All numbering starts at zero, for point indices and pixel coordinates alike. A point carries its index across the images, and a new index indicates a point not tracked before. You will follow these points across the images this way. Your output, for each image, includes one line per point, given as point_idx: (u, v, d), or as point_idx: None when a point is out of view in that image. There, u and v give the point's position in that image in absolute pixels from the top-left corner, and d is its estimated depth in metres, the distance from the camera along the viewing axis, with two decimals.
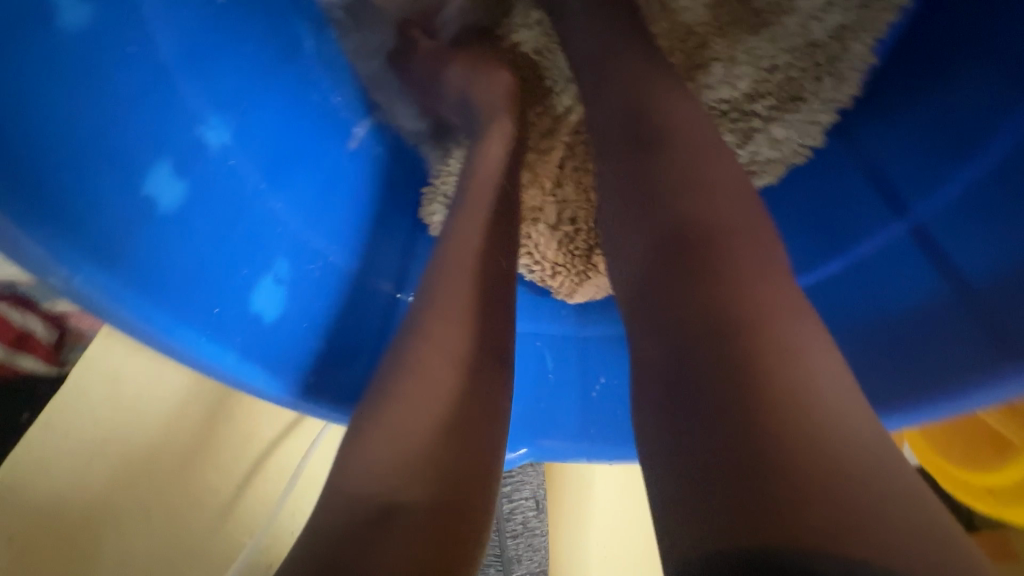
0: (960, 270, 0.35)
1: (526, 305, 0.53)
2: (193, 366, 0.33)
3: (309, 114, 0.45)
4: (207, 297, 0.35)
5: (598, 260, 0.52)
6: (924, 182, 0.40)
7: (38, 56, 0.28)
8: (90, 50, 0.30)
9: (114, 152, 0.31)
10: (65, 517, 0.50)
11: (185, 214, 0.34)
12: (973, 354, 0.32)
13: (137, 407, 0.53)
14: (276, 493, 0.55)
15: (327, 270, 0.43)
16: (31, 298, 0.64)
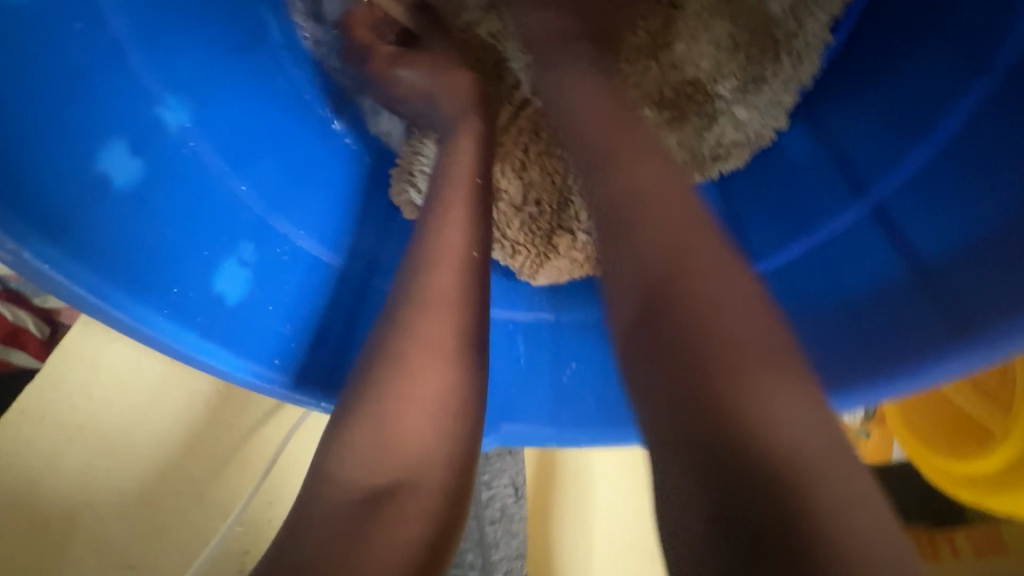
0: (911, 243, 0.36)
1: (504, 292, 0.54)
2: (147, 343, 0.34)
3: (279, 102, 0.46)
4: (163, 277, 0.35)
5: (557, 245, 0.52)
6: (882, 161, 0.40)
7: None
8: (37, 25, 0.31)
9: (65, 131, 0.31)
10: (40, 498, 0.50)
11: (140, 194, 0.35)
12: (919, 328, 0.33)
13: (114, 393, 0.54)
14: (250, 479, 0.56)
15: (293, 253, 0.43)
16: (22, 294, 0.67)
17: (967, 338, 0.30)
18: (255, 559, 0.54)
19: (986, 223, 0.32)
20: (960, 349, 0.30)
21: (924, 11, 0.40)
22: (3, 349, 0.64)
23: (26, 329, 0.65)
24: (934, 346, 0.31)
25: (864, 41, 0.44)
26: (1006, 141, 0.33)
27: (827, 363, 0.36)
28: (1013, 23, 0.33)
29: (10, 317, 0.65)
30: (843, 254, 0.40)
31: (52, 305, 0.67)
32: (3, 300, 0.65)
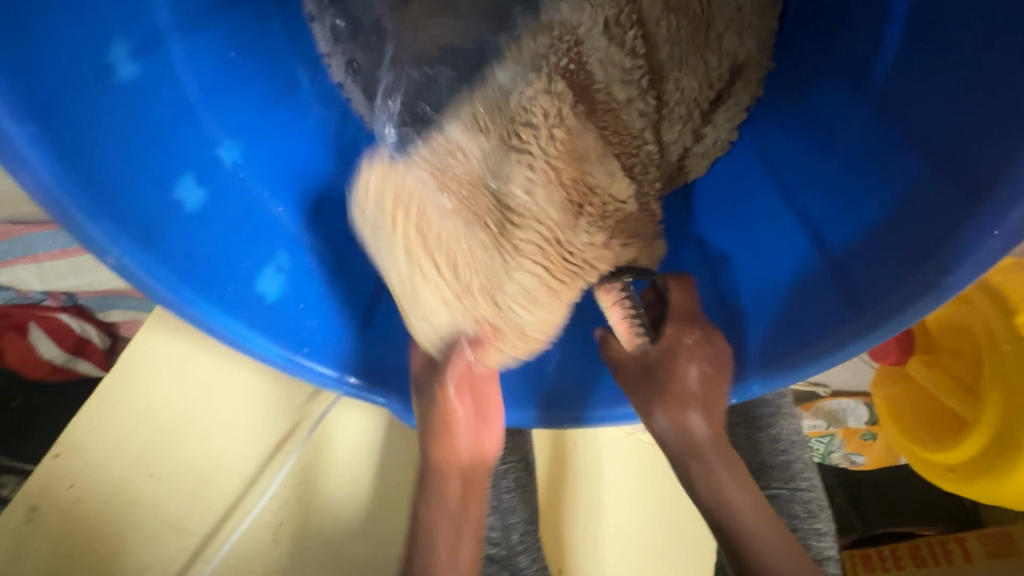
0: (825, 240, 0.43)
1: None
2: (208, 330, 0.44)
3: (311, 140, 0.56)
4: (222, 281, 0.45)
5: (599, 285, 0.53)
6: (805, 172, 0.47)
7: (98, 98, 0.38)
8: (134, 92, 0.40)
9: (152, 168, 0.41)
10: (111, 470, 0.59)
11: (205, 215, 0.44)
12: (830, 311, 0.40)
13: (171, 384, 0.64)
14: (284, 459, 0.64)
15: (321, 262, 0.53)
16: (87, 309, 0.84)
17: (858, 322, 0.37)
18: (288, 531, 0.63)
19: (874, 221, 0.40)
20: (855, 334, 0.37)
21: (827, 52, 0.48)
22: (70, 357, 0.82)
23: (89, 340, 0.83)
24: (842, 325, 0.38)
25: (784, 78, 0.52)
26: (882, 153, 0.40)
27: (766, 348, 0.44)
28: (880, 61, 0.41)
29: (79, 330, 0.82)
30: (776, 254, 0.47)
31: (113, 319, 0.84)
32: (73, 315, 0.83)
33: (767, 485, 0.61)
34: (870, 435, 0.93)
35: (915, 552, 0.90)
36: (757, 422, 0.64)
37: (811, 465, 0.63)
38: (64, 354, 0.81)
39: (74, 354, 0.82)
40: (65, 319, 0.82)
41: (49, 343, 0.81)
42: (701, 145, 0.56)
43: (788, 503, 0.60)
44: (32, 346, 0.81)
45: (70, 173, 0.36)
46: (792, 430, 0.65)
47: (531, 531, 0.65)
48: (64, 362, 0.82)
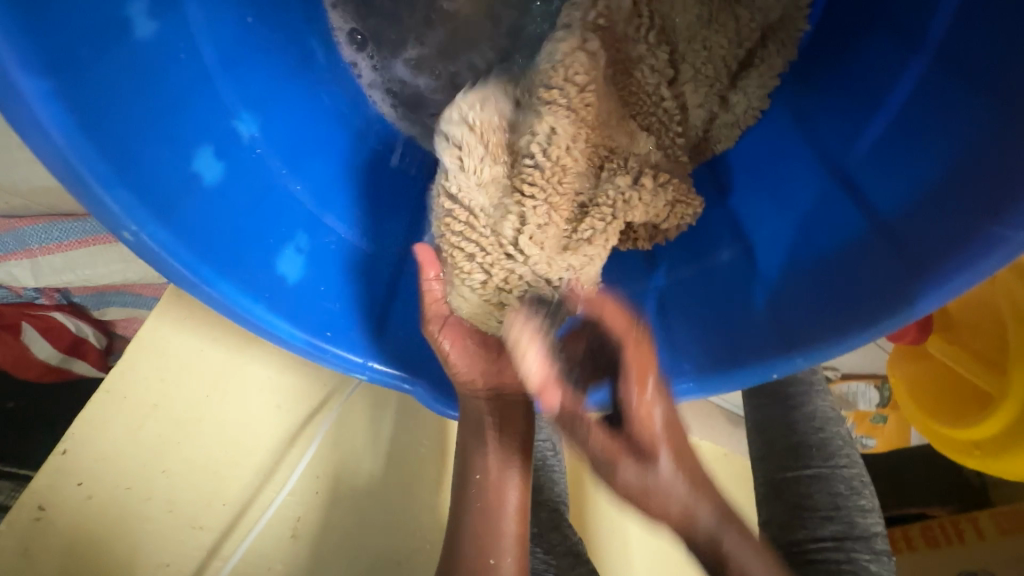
0: (873, 205, 0.42)
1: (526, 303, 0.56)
2: (226, 312, 0.41)
3: (328, 116, 0.53)
4: (242, 261, 0.43)
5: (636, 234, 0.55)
6: (849, 141, 0.46)
7: (112, 59, 0.35)
8: (150, 53, 0.38)
9: (169, 136, 0.38)
10: (122, 466, 0.57)
11: (223, 190, 0.42)
12: (885, 275, 0.39)
13: (183, 377, 0.61)
14: (302, 450, 0.62)
15: (341, 244, 0.51)
16: (82, 307, 0.82)
17: (916, 286, 0.36)
18: (306, 526, 0.61)
19: (929, 183, 0.38)
20: (913, 298, 0.36)
21: (866, 16, 0.47)
22: (65, 358, 0.81)
23: (85, 340, 0.82)
24: (901, 289, 0.37)
25: (818, 47, 0.52)
26: (935, 113, 0.39)
27: (809, 320, 0.43)
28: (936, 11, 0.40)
29: (74, 329, 0.81)
30: (818, 223, 0.46)
31: (109, 317, 0.83)
32: (67, 314, 0.80)
33: (807, 463, 0.60)
34: (881, 417, 0.91)
35: (927, 534, 0.86)
36: (790, 401, 0.64)
37: (849, 441, 0.62)
38: (58, 354, 0.80)
39: (69, 354, 0.81)
40: (60, 318, 0.79)
41: (44, 344, 0.79)
42: (732, 114, 0.55)
43: (830, 481, 0.58)
44: (26, 345, 0.78)
45: (87, 138, 0.33)
46: (828, 408, 0.64)
47: (560, 511, 0.62)
48: (59, 362, 0.80)
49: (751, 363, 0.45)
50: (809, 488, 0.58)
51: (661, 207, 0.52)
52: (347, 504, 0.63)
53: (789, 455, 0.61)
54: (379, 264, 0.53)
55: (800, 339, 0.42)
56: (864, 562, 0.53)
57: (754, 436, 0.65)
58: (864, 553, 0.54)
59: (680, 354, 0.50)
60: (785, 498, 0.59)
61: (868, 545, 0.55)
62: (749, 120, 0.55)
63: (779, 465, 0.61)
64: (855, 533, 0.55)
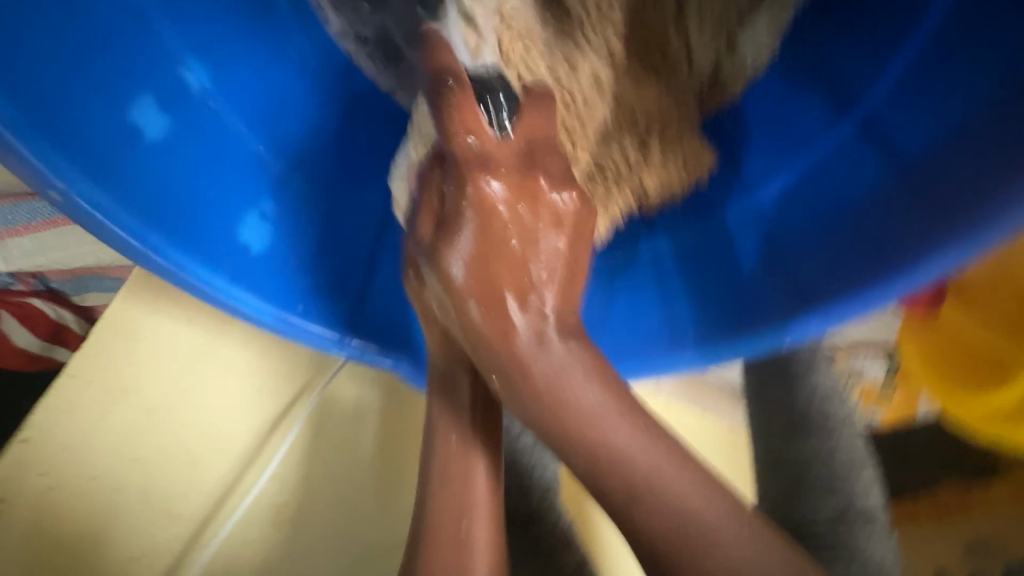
0: (899, 148, 0.38)
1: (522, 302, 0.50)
2: (178, 283, 0.37)
3: (295, 71, 0.49)
4: (194, 226, 0.38)
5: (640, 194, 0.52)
6: (868, 78, 0.42)
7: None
8: None
9: (98, 83, 0.34)
10: (91, 454, 0.54)
11: (169, 146, 0.38)
12: (915, 224, 0.34)
13: (155, 360, 0.58)
14: (282, 435, 0.59)
15: (312, 210, 0.47)
16: (61, 294, 0.76)
17: (948, 230, 0.32)
18: (291, 513, 0.58)
19: (963, 118, 0.34)
20: (943, 243, 0.32)
21: None
22: (47, 346, 0.74)
23: (66, 327, 0.75)
24: (933, 237, 0.33)
25: None
26: (973, 39, 0.35)
27: (824, 280, 0.39)
28: None
29: (54, 315, 0.74)
30: (837, 173, 0.42)
31: (90, 302, 0.76)
32: (46, 300, 0.75)
33: (810, 439, 0.57)
34: None
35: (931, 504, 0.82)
36: (793, 373, 0.60)
37: (851, 413, 0.60)
38: (39, 343, 0.73)
39: (51, 342, 0.74)
40: (37, 305, 0.74)
41: (24, 332, 0.73)
42: (739, 60, 0.50)
43: (831, 457, 0.57)
44: (2, 334, 0.72)
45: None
46: (831, 382, 0.61)
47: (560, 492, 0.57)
48: (41, 351, 0.74)
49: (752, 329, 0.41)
50: (811, 463, 0.56)
51: (674, 170, 0.52)
52: (334, 490, 0.60)
53: (788, 433, 0.58)
54: (356, 233, 0.49)
55: (812, 300, 0.38)
56: (864, 540, 0.53)
57: (754, 411, 0.60)
58: (863, 536, 0.53)
59: (683, 323, 0.46)
60: (787, 474, 0.57)
61: (867, 520, 0.55)
62: (758, 66, 0.50)
63: (782, 440, 0.58)
64: (856, 509, 0.55)
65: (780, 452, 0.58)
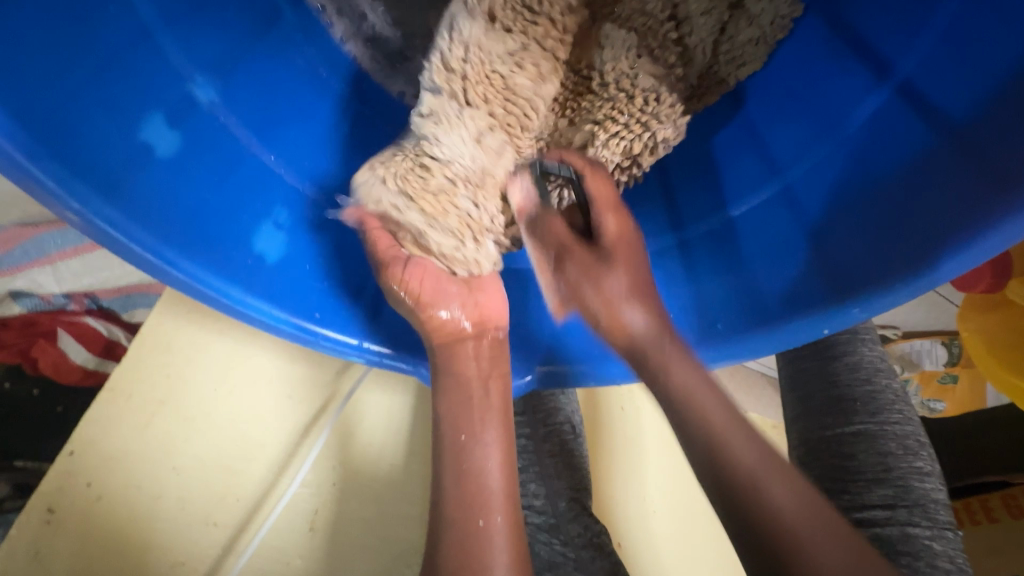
0: (939, 110, 0.35)
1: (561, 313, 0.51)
2: (201, 298, 0.38)
3: (301, 80, 0.49)
4: (208, 239, 0.39)
5: (640, 159, 0.51)
6: (899, 37, 0.38)
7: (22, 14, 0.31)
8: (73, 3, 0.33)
9: (113, 105, 0.35)
10: (132, 463, 0.56)
11: (182, 162, 0.39)
12: (965, 192, 0.32)
13: (188, 372, 0.60)
14: (312, 441, 0.60)
15: (325, 218, 0.47)
16: (112, 312, 0.77)
17: (991, 207, 0.30)
18: (324, 519, 0.58)
19: (1010, 74, 0.31)
20: (992, 220, 0.30)
21: None
22: (101, 361, 0.74)
23: (118, 342, 0.75)
24: (997, 201, 0.30)
25: None
26: None
27: (862, 262, 0.37)
28: None
29: (107, 333, 0.75)
30: (872, 141, 0.39)
31: (137, 318, 0.76)
32: (99, 319, 0.76)
33: (853, 418, 0.52)
34: (951, 377, 0.76)
35: (1008, 503, 0.73)
36: (831, 352, 0.56)
37: (901, 396, 0.55)
38: (95, 358, 0.74)
39: (105, 357, 0.75)
40: (93, 324, 0.75)
41: (80, 349, 0.74)
42: (757, 27, 0.48)
43: (877, 439, 0.51)
44: (62, 352, 0.74)
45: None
46: (875, 358, 0.56)
47: (581, 498, 0.56)
48: (97, 365, 0.74)
49: (793, 319, 0.39)
50: (861, 447, 0.50)
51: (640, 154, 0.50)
52: (367, 496, 0.60)
53: (829, 414, 0.53)
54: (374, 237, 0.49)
55: (851, 287, 0.36)
56: (923, 539, 0.45)
57: (791, 397, 0.57)
58: (924, 523, 0.46)
59: (700, 312, 0.45)
60: (825, 457, 0.52)
61: (926, 513, 0.47)
62: (778, 32, 0.47)
63: (818, 423, 0.54)
64: (909, 500, 0.48)
65: (820, 433, 0.53)
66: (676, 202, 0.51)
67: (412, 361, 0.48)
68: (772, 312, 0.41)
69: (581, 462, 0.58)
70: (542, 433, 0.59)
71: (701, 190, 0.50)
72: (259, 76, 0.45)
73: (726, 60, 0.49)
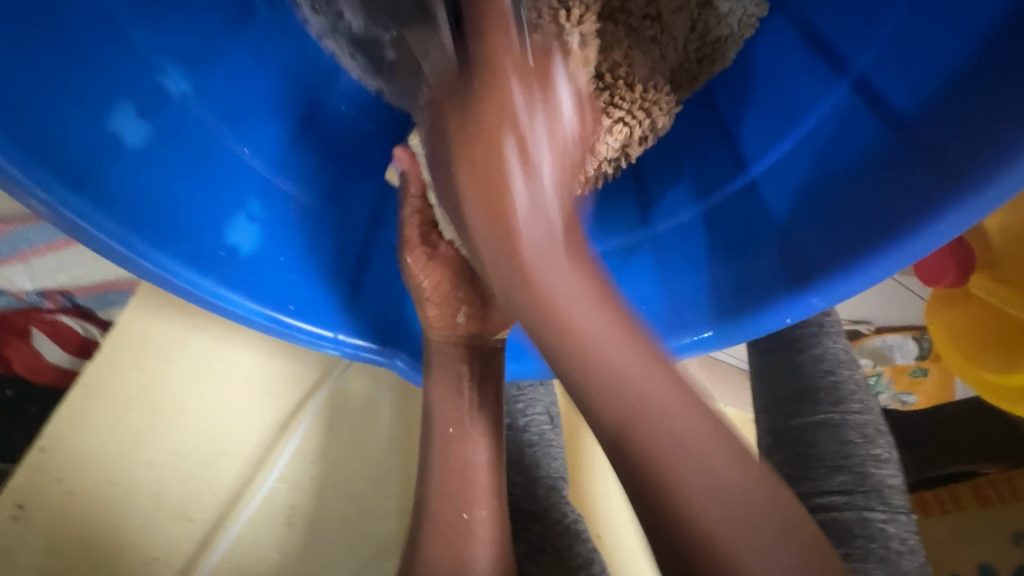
0: (893, 106, 0.36)
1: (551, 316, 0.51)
2: (173, 289, 0.39)
3: (276, 74, 0.49)
4: (180, 230, 0.39)
5: (633, 148, 0.51)
6: (858, 36, 0.40)
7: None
8: None
9: (82, 96, 0.35)
10: (106, 459, 0.55)
11: (153, 154, 0.39)
12: (914, 184, 0.34)
13: (163, 367, 0.59)
14: (290, 436, 0.60)
15: (301, 211, 0.47)
16: (88, 309, 0.76)
17: (938, 198, 0.32)
18: (302, 514, 0.58)
19: (956, 72, 0.33)
20: (936, 211, 0.32)
21: None
22: (76, 359, 0.74)
23: (93, 340, 0.75)
24: (943, 193, 0.31)
25: None
26: None
27: (820, 253, 0.38)
28: None
29: (81, 330, 0.74)
30: (832, 136, 0.40)
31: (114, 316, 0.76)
32: (74, 317, 0.75)
33: (817, 408, 0.54)
34: (921, 370, 0.78)
35: (977, 494, 0.75)
36: (798, 345, 0.58)
37: (863, 385, 0.56)
38: (69, 357, 0.73)
39: (81, 356, 0.74)
40: (66, 322, 0.74)
41: (53, 347, 0.73)
42: (725, 26, 0.49)
43: (839, 428, 0.53)
44: (34, 350, 0.72)
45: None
46: (840, 348, 0.58)
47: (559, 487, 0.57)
48: (71, 364, 0.73)
49: (758, 310, 0.40)
50: (824, 436, 0.52)
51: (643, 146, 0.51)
52: (346, 491, 0.60)
53: (795, 405, 0.55)
54: (351, 230, 0.49)
55: (811, 275, 0.38)
56: (877, 523, 0.48)
57: (760, 388, 0.59)
58: (881, 507, 0.49)
59: (670, 304, 0.46)
60: (790, 447, 0.53)
61: (881, 497, 0.49)
62: (745, 30, 0.49)
63: (784, 414, 0.55)
64: (866, 485, 0.50)
65: (786, 424, 0.55)
66: (649, 198, 0.52)
67: (388, 354, 0.48)
68: (739, 303, 0.42)
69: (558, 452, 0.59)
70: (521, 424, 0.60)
71: (673, 186, 0.51)
72: (234, 69, 0.45)
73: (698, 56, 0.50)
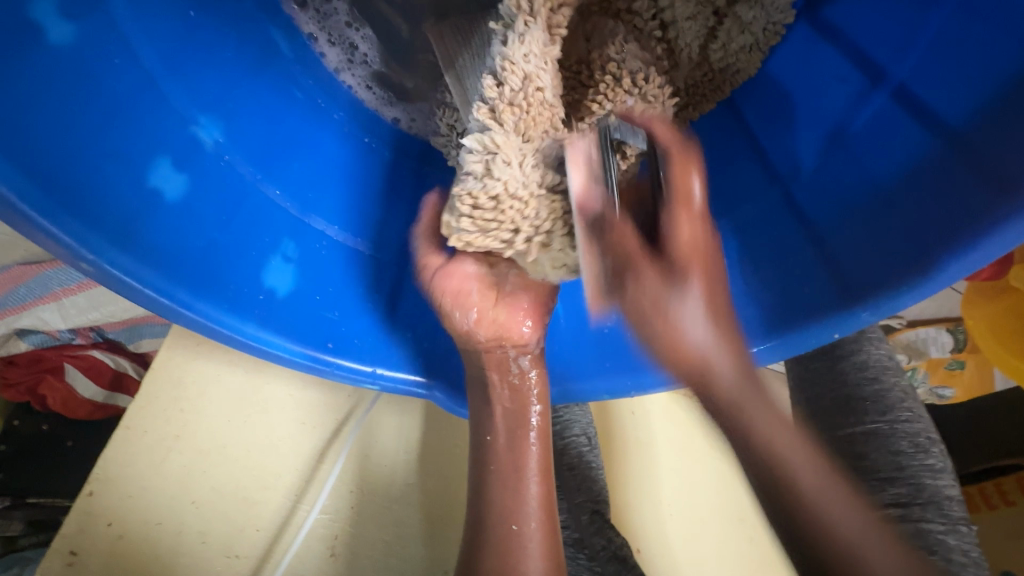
0: (937, 116, 0.35)
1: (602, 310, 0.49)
2: (215, 336, 0.39)
3: (300, 112, 0.49)
4: (219, 278, 0.40)
5: None
6: (894, 44, 0.39)
7: (30, 69, 0.32)
8: (76, 58, 0.34)
9: (120, 155, 0.36)
10: (152, 502, 0.56)
11: (189, 205, 0.39)
12: (964, 199, 0.32)
13: (200, 405, 0.60)
14: (330, 465, 0.60)
15: (332, 248, 0.47)
16: (118, 343, 0.76)
17: (993, 212, 0.31)
18: (343, 546, 0.58)
19: (1003, 83, 0.32)
20: (994, 223, 0.31)
21: None
22: (111, 393, 0.75)
23: (127, 373, 0.76)
24: (995, 210, 0.31)
25: None
26: None
27: (865, 267, 0.37)
28: None
29: (113, 364, 0.74)
30: (872, 146, 0.39)
31: (145, 349, 0.76)
32: (105, 351, 0.74)
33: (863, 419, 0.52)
34: (958, 363, 0.76)
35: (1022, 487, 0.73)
36: (838, 352, 0.57)
37: (909, 392, 0.55)
38: (103, 391, 0.74)
39: (115, 390, 0.75)
40: (99, 356, 0.74)
41: (87, 382, 0.74)
42: (750, 34, 0.50)
43: (889, 438, 0.51)
44: (68, 385, 0.73)
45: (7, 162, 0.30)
46: (882, 356, 0.57)
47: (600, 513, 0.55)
48: (106, 399, 0.75)
49: (800, 327, 0.39)
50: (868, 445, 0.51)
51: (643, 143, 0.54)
52: (386, 519, 0.60)
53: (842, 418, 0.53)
54: (380, 263, 0.49)
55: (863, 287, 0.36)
56: (939, 535, 0.45)
57: (801, 400, 0.58)
58: (938, 521, 0.46)
59: None
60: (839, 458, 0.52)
61: (940, 510, 0.47)
62: (771, 37, 0.49)
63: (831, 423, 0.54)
64: (922, 498, 0.48)
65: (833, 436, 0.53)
66: None
67: (426, 386, 0.48)
68: (780, 324, 0.41)
69: (598, 475, 0.57)
70: (561, 446, 0.59)
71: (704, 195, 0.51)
72: (261, 113, 0.46)
73: (720, 66, 0.52)
